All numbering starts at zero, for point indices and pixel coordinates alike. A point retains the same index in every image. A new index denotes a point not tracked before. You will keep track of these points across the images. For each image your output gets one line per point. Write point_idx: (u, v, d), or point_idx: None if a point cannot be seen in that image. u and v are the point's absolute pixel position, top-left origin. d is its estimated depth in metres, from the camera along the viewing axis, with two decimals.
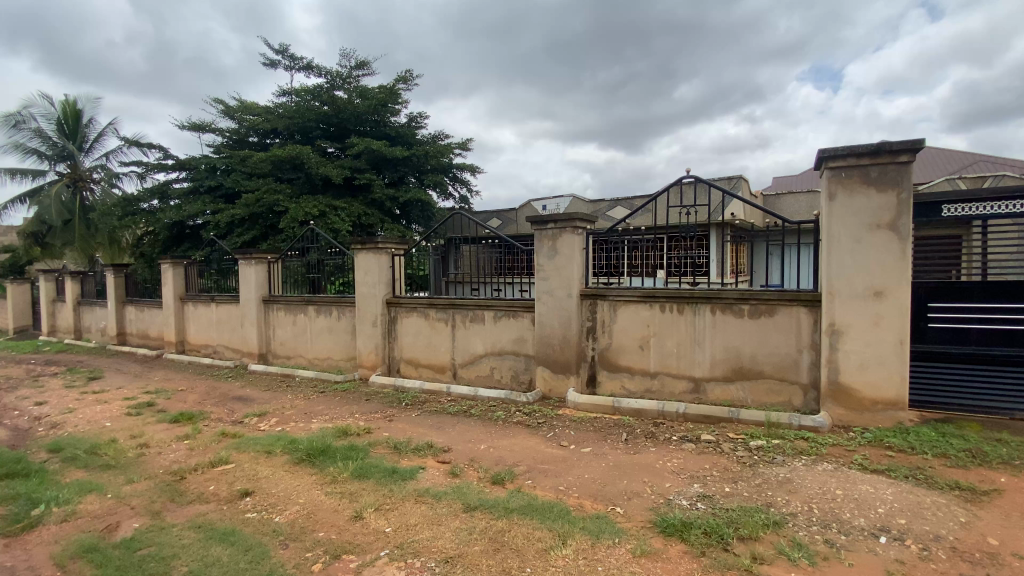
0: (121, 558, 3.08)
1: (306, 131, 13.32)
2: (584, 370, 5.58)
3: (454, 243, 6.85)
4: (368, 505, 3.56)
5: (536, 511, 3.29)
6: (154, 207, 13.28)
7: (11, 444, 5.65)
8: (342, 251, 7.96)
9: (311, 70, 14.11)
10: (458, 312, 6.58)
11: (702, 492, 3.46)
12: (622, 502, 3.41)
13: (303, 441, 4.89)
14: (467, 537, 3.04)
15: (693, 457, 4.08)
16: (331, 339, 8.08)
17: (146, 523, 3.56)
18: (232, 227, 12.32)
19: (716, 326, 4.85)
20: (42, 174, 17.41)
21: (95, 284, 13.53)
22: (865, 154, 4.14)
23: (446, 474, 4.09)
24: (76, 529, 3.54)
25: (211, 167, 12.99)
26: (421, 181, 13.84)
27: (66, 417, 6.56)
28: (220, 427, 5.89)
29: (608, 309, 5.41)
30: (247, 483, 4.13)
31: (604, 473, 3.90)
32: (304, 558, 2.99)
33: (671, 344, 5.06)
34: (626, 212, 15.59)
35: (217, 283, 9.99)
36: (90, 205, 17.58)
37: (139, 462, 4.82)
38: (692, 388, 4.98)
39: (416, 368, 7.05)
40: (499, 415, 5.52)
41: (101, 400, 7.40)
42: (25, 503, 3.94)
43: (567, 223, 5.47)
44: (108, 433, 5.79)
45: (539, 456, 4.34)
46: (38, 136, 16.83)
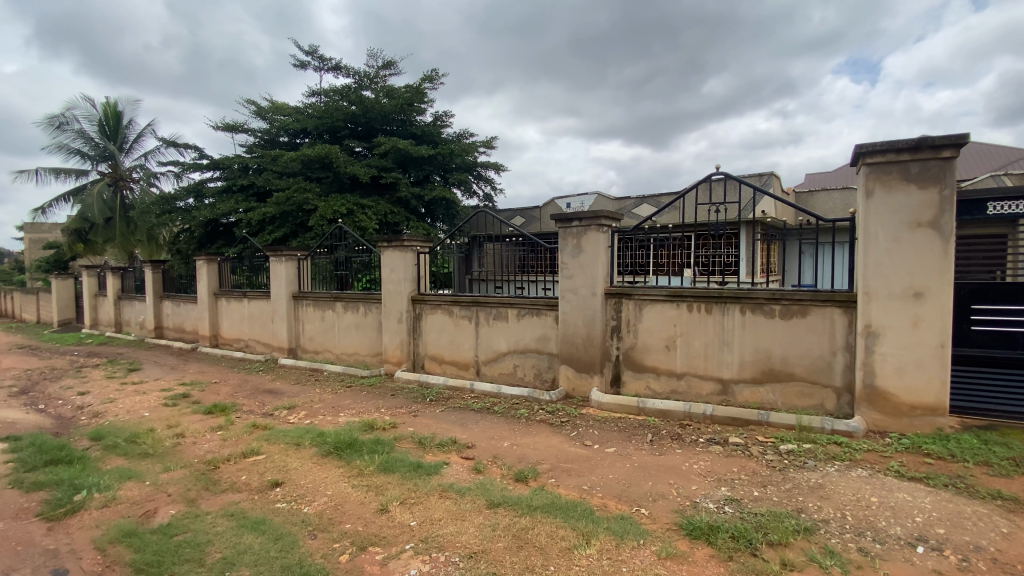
0: (158, 543, 3.21)
1: (334, 131, 13.58)
2: (608, 369, 5.53)
3: (478, 241, 6.87)
4: (393, 498, 3.62)
5: (559, 510, 3.28)
6: (189, 205, 13.72)
7: (56, 432, 5.94)
8: (369, 249, 8.09)
9: (339, 71, 14.34)
10: (482, 310, 6.60)
11: (730, 495, 3.40)
12: (647, 504, 3.37)
13: (331, 434, 5.00)
14: (491, 533, 3.06)
15: (721, 460, 4.00)
16: (357, 334, 8.23)
17: (182, 510, 3.69)
18: (263, 224, 12.65)
19: (745, 326, 4.75)
20: (85, 174, 18.18)
21: (134, 279, 14.08)
22: (906, 149, 3.98)
23: (470, 470, 4.12)
24: (116, 515, 3.70)
25: (244, 166, 13.36)
26: (445, 180, 13.97)
27: (107, 406, 6.86)
28: (251, 418, 6.06)
29: (633, 308, 5.34)
30: (277, 474, 4.24)
31: (628, 473, 3.87)
32: (332, 549, 3.06)
33: (698, 345, 4.97)
34: (652, 209, 15.41)
35: (248, 279, 10.27)
36: (129, 203, 18.30)
37: (175, 451, 5.00)
38: (719, 389, 4.89)
39: (440, 364, 7.12)
40: (522, 413, 5.52)
41: (140, 391, 7.71)
42: (69, 488, 4.13)
43: (592, 221, 5.42)
44: (146, 422, 6.02)
45: (562, 455, 4.32)
46: (81, 137, 17.58)
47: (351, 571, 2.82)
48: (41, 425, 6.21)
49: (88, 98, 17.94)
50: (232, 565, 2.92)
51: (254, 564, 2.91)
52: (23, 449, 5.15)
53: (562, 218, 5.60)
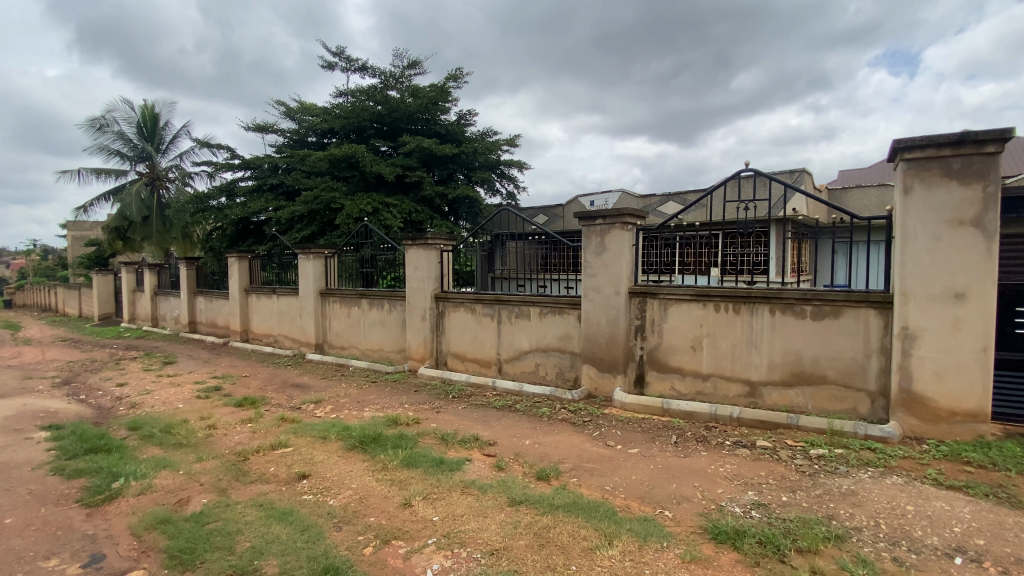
0: (191, 531, 3.32)
1: (361, 130, 13.79)
2: (632, 370, 5.47)
3: (501, 239, 6.86)
4: (416, 493, 3.67)
5: (581, 509, 3.27)
6: (221, 204, 14.14)
7: (96, 421, 6.20)
8: (393, 247, 8.18)
9: (365, 71, 14.54)
10: (504, 308, 6.62)
11: (757, 500, 3.32)
12: (671, 506, 3.33)
13: (356, 429, 5.09)
14: (512, 531, 3.07)
15: (748, 464, 3.92)
16: (382, 331, 8.35)
17: (214, 499, 3.82)
18: (292, 223, 12.93)
19: (775, 327, 4.63)
20: (124, 174, 18.92)
21: (169, 276, 14.59)
22: (947, 144, 3.81)
23: (491, 467, 4.13)
24: (151, 502, 3.85)
25: (273, 166, 13.69)
26: (469, 178, 14.05)
27: (144, 397, 7.14)
28: (280, 412, 6.22)
29: (658, 308, 5.27)
30: (304, 466, 4.34)
31: (651, 475, 3.82)
32: (356, 541, 3.11)
33: (725, 346, 4.87)
34: (678, 207, 15.17)
35: (278, 276, 10.53)
36: (165, 202, 18.95)
37: (207, 442, 5.17)
38: (747, 391, 4.79)
39: (463, 361, 7.16)
40: (544, 411, 5.51)
41: (175, 384, 8.00)
42: (108, 475, 4.32)
43: (616, 219, 5.36)
44: (180, 414, 6.24)
45: (585, 454, 4.30)
46: (121, 138, 18.28)
47: (375, 563, 2.86)
48: (83, 415, 6.50)
49: (128, 101, 18.64)
50: (261, 554, 3.00)
51: (282, 554, 2.98)
52: (66, 437, 5.40)
53: (586, 216, 5.56)
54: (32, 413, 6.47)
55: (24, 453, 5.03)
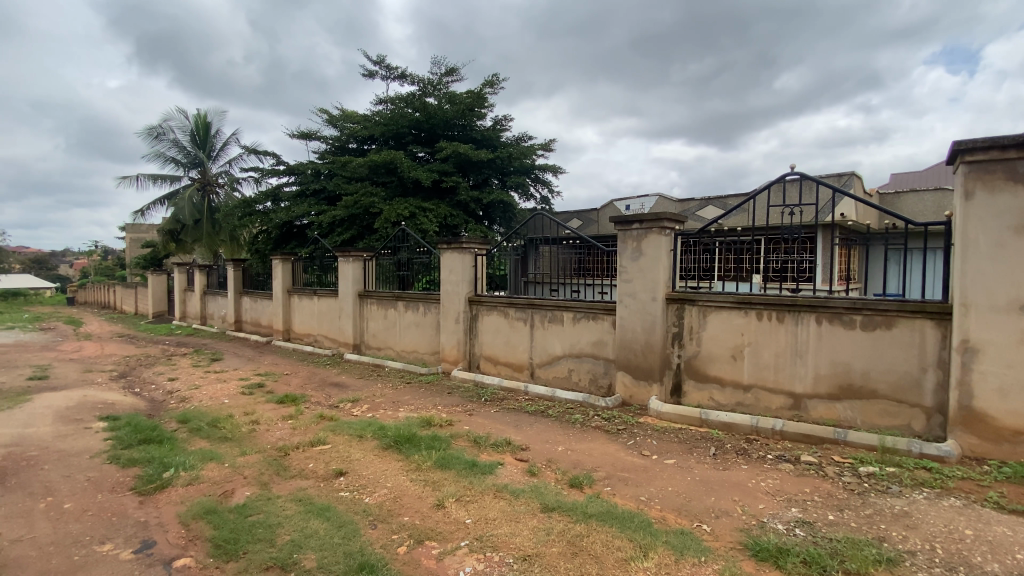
0: (235, 522, 3.46)
1: (399, 137, 14.11)
2: (668, 378, 5.35)
3: (534, 244, 6.85)
4: (449, 495, 3.69)
5: (616, 519, 3.22)
6: (267, 208, 14.72)
7: (150, 413, 6.56)
8: (429, 250, 8.31)
9: (404, 79, 14.89)
10: (537, 313, 6.61)
11: (801, 517, 3.19)
12: (709, 520, 3.23)
13: (391, 429, 5.18)
14: (545, 537, 3.04)
15: (791, 479, 3.76)
16: (417, 333, 8.50)
17: (256, 492, 3.96)
18: (333, 227, 13.33)
19: (821, 337, 4.44)
20: (178, 179, 19.98)
21: (217, 276, 15.28)
22: (1012, 145, 3.57)
23: (524, 472, 4.13)
24: (199, 493, 4.03)
25: (316, 171, 14.17)
26: (504, 183, 14.18)
27: (192, 392, 7.50)
28: (318, 410, 6.40)
29: (697, 315, 5.14)
30: (341, 464, 4.45)
31: (688, 487, 3.72)
32: (391, 540, 3.16)
33: (768, 356, 4.71)
34: (718, 211, 14.82)
35: (318, 278, 10.86)
36: (215, 206, 19.91)
37: (251, 437, 5.37)
38: (790, 404, 4.60)
39: (495, 365, 7.19)
40: (577, 418, 5.46)
41: (222, 379, 8.38)
42: (160, 466, 4.55)
43: (654, 223, 5.26)
44: (226, 408, 6.53)
45: (619, 463, 4.23)
46: (176, 145, 19.33)
47: (409, 562, 2.90)
48: (137, 407, 6.88)
49: (183, 111, 19.68)
50: (300, 548, 3.09)
51: (320, 549, 3.06)
52: (121, 428, 5.73)
53: (622, 220, 5.50)
54: (92, 404, 6.90)
55: (85, 441, 5.37)
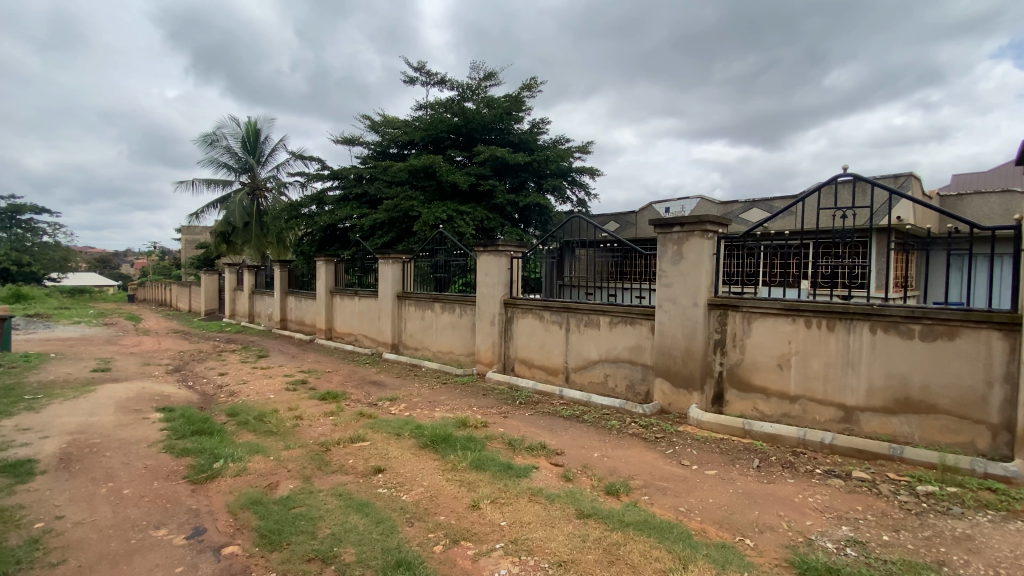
0: (280, 514, 3.59)
1: (438, 142, 14.35)
2: (709, 387, 5.19)
3: (570, 247, 6.80)
4: (484, 496, 3.72)
5: (654, 529, 3.15)
6: (312, 211, 15.26)
7: (202, 406, 6.91)
8: (465, 253, 8.39)
9: (444, 84, 15.14)
10: (573, 316, 6.57)
11: (853, 536, 3.03)
12: (752, 534, 3.12)
13: (428, 428, 5.26)
14: (581, 544, 3.01)
15: (842, 496, 3.58)
16: (453, 334, 8.60)
17: (299, 486, 4.10)
18: (374, 229, 13.68)
19: (876, 347, 4.21)
20: (230, 183, 21.00)
21: (265, 276, 15.95)
22: None
23: (559, 477, 4.10)
24: (246, 484, 4.21)
25: (359, 176, 14.57)
26: (540, 186, 14.20)
27: (240, 387, 7.85)
28: (358, 407, 6.57)
29: (741, 321, 4.98)
30: (380, 461, 4.56)
31: (730, 500, 3.60)
32: (427, 538, 3.20)
33: (817, 365, 4.51)
34: (762, 214, 14.32)
35: (359, 279, 11.17)
36: (263, 209, 20.79)
37: (294, 432, 5.57)
38: (841, 416, 4.38)
39: (530, 368, 7.19)
40: (613, 424, 5.39)
41: (268, 375, 8.75)
42: (211, 456, 4.78)
43: (696, 227, 5.14)
44: (272, 403, 6.80)
45: (657, 473, 4.14)
46: (229, 152, 20.31)
47: (445, 562, 2.92)
48: (191, 399, 7.27)
49: (235, 119, 20.65)
50: (340, 542, 3.17)
51: (359, 544, 3.14)
52: (176, 419, 6.06)
53: (662, 223, 5.40)
54: (149, 396, 7.32)
55: (143, 430, 5.71)
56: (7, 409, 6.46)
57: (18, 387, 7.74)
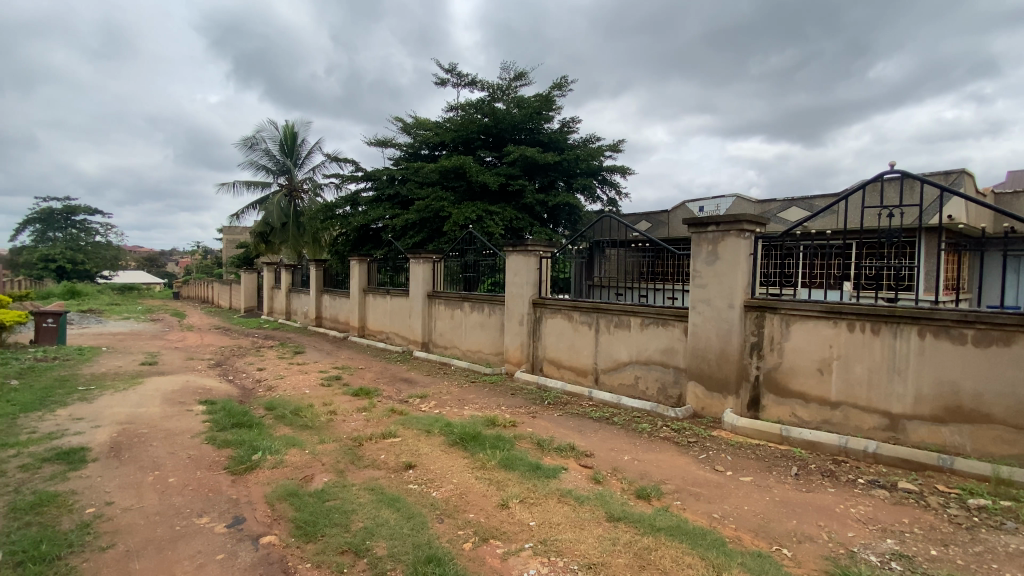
0: (315, 506, 3.70)
1: (468, 142, 14.44)
2: (745, 391, 5.05)
3: (601, 246, 6.73)
4: (513, 495, 3.72)
5: (686, 535, 3.09)
6: (346, 212, 15.64)
7: (242, 399, 7.19)
8: (494, 252, 8.41)
9: (474, 85, 15.25)
10: (603, 317, 6.50)
11: (897, 549, 2.90)
12: (789, 544, 3.02)
13: (457, 426, 5.31)
14: (611, 547, 2.98)
15: (885, 507, 3.43)
16: (482, 334, 8.65)
17: (333, 479, 4.21)
18: (405, 229, 13.90)
19: (924, 352, 4.00)
20: (268, 185, 21.74)
21: (301, 275, 16.44)
22: None
23: (588, 479, 4.07)
24: (283, 476, 4.35)
25: (391, 177, 14.84)
26: (570, 185, 14.12)
27: (277, 382, 8.12)
28: (389, 403, 6.70)
29: (779, 324, 4.82)
30: (410, 457, 4.63)
31: (766, 507, 3.49)
32: (457, 535, 3.24)
33: (860, 370, 4.32)
34: (802, 213, 13.85)
35: (390, 278, 11.38)
36: (300, 210, 21.43)
37: (329, 426, 5.73)
38: (886, 425, 4.19)
39: (559, 368, 7.16)
40: (644, 427, 5.31)
41: (304, 371, 9.03)
42: (250, 448, 4.96)
43: (732, 226, 5.00)
44: (307, 398, 7.01)
45: (690, 478, 4.05)
46: (267, 155, 21.03)
47: (475, 559, 2.94)
48: (231, 393, 7.56)
49: (274, 123, 21.37)
50: (372, 535, 3.24)
51: (390, 538, 3.20)
52: (217, 412, 6.32)
53: (696, 223, 5.29)
54: (193, 389, 7.66)
55: (187, 422, 5.97)
56: (64, 399, 6.87)
57: (74, 379, 8.22)
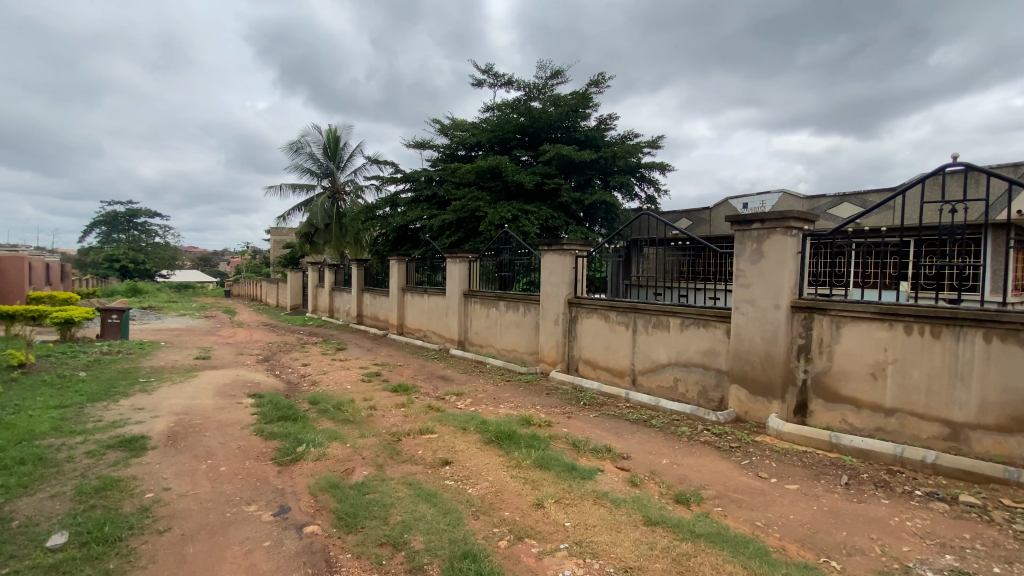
0: (355, 498, 3.81)
1: (505, 142, 14.51)
2: (792, 396, 4.85)
3: (639, 245, 6.61)
4: (548, 495, 3.71)
5: (727, 543, 2.99)
6: (386, 213, 16.02)
7: (288, 393, 7.50)
8: (530, 252, 8.40)
9: (511, 85, 15.28)
10: (641, 317, 6.39)
11: (957, 566, 2.72)
12: (838, 556, 2.88)
13: (493, 424, 5.35)
14: (648, 551, 2.93)
15: (945, 521, 3.22)
16: (518, 333, 8.66)
17: (373, 472, 4.33)
18: (442, 229, 14.10)
19: (990, 357, 3.73)
20: (312, 188, 22.53)
21: (343, 275, 16.96)
22: None
23: (625, 482, 4.01)
24: (325, 468, 4.50)
25: (429, 178, 15.10)
26: (607, 183, 13.95)
27: (321, 377, 8.42)
28: (426, 400, 6.81)
29: (829, 326, 4.60)
30: (447, 453, 4.70)
31: (814, 517, 3.34)
32: (492, 532, 3.26)
33: (918, 376, 4.07)
34: (854, 209, 13.19)
35: (428, 277, 11.58)
36: (342, 211, 22.11)
37: (369, 421, 5.89)
38: (946, 434, 3.93)
39: (595, 369, 7.09)
40: (683, 431, 5.19)
41: (345, 367, 9.32)
42: (295, 440, 5.17)
43: (779, 223, 4.81)
44: (348, 393, 7.23)
45: (732, 484, 3.93)
46: (311, 158, 21.79)
47: (510, 557, 2.96)
48: (277, 387, 7.89)
49: (318, 127, 22.10)
50: (409, 529, 3.31)
51: (428, 532, 3.26)
52: (265, 405, 6.61)
53: (741, 220, 5.12)
54: (243, 383, 8.04)
55: (237, 414, 6.28)
56: (126, 391, 7.35)
57: (136, 371, 8.79)
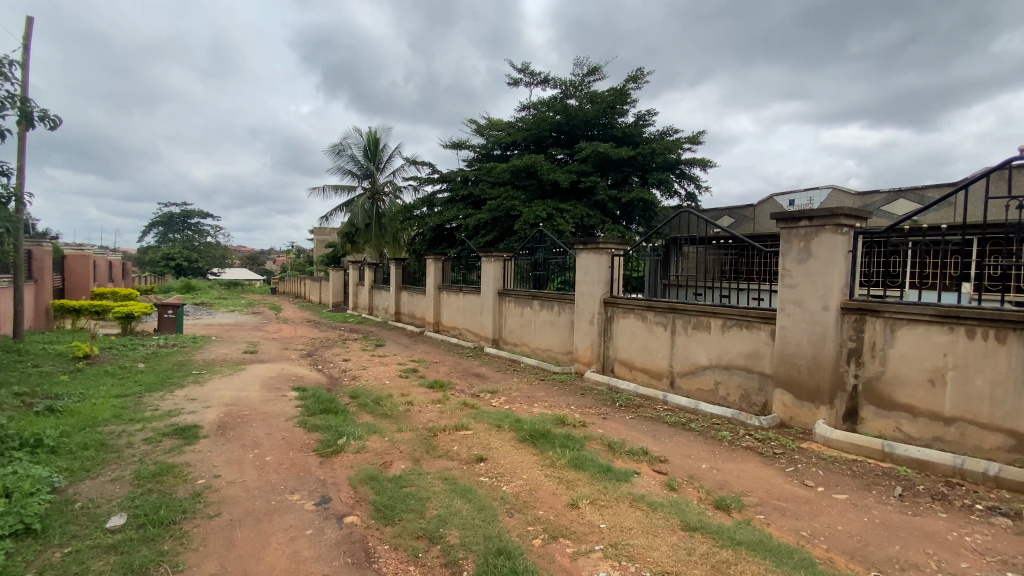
0: (393, 491, 3.91)
1: (540, 141, 14.50)
2: (841, 402, 4.63)
3: (678, 244, 6.46)
4: (583, 496, 3.69)
5: (770, 552, 2.89)
6: (423, 212, 16.30)
7: (329, 387, 7.76)
8: (565, 251, 8.35)
9: (547, 83, 15.22)
10: (680, 318, 6.25)
11: None
12: (890, 571, 2.73)
13: (527, 423, 5.36)
14: (686, 557, 2.87)
15: (1011, 538, 3.00)
16: (552, 332, 8.63)
17: (409, 466, 4.42)
18: (478, 229, 14.21)
19: None
20: (353, 189, 23.17)
21: (382, 273, 17.36)
22: None
23: (662, 485, 3.93)
24: (364, 461, 4.63)
25: (465, 178, 15.26)
26: (644, 180, 13.71)
27: (360, 372, 8.67)
28: (461, 397, 6.90)
29: (882, 329, 4.36)
30: (481, 450, 4.74)
31: (864, 529, 3.18)
32: (526, 530, 3.27)
33: (981, 384, 3.80)
34: (910, 205, 12.47)
35: (463, 276, 11.70)
36: (381, 211, 22.63)
37: (406, 416, 6.02)
38: (1012, 445, 3.66)
39: (631, 370, 6.99)
40: (724, 435, 5.04)
41: (384, 363, 9.56)
42: (335, 433, 5.34)
43: (827, 220, 4.59)
44: (387, 389, 7.41)
45: (775, 491, 3.78)
46: (352, 159, 22.39)
47: (544, 556, 2.96)
48: (320, 381, 8.18)
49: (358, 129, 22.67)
50: (445, 523, 3.36)
51: (463, 527, 3.30)
52: (308, 398, 6.87)
53: (786, 218, 4.92)
54: (287, 376, 8.37)
55: (282, 406, 6.54)
56: (181, 382, 7.78)
57: (190, 364, 9.29)
